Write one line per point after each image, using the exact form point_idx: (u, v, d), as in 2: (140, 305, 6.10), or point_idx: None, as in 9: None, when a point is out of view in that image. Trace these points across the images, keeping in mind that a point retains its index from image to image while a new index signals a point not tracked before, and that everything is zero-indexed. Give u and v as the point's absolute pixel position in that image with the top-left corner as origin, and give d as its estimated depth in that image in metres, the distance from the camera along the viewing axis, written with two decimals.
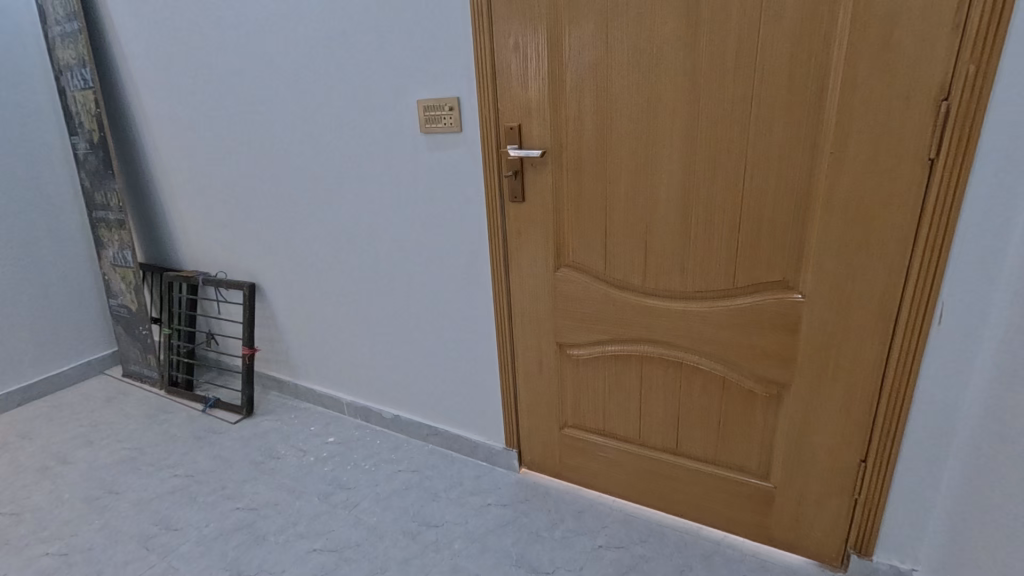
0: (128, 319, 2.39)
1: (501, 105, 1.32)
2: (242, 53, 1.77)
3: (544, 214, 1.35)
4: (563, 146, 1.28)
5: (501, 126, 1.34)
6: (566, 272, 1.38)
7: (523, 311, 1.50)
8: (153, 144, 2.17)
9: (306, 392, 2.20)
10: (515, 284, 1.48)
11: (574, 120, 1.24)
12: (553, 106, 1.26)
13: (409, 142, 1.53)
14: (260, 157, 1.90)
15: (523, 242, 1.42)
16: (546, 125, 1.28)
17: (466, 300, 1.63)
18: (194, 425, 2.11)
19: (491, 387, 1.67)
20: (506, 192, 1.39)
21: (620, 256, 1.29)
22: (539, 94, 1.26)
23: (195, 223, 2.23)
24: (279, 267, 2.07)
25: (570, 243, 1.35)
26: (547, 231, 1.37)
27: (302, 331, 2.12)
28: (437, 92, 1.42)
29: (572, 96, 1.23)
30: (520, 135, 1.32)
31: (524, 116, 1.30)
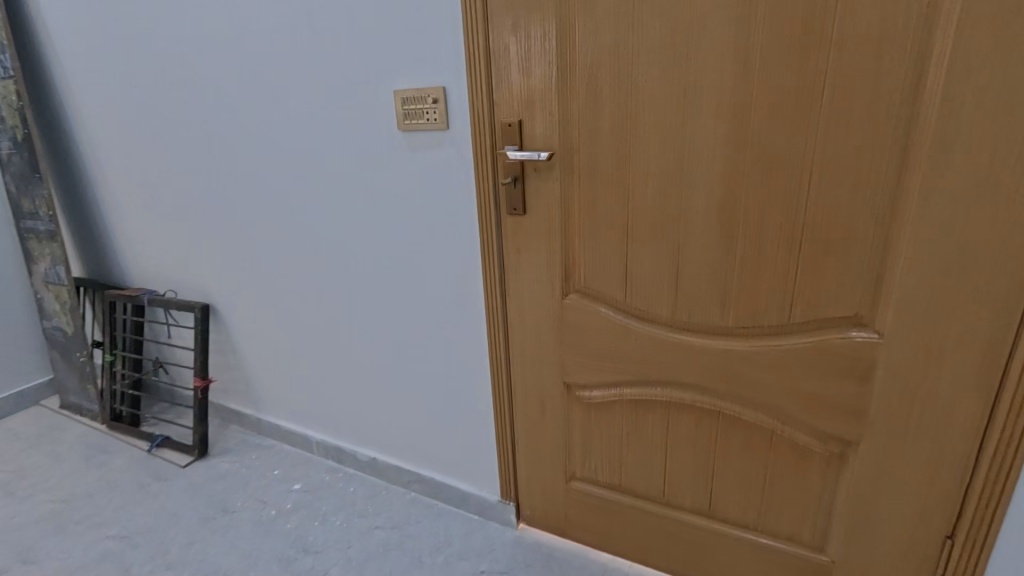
0: (65, 344, 2.09)
1: (497, 96, 1.08)
2: (187, 37, 1.50)
3: (549, 229, 1.11)
4: (573, 149, 1.04)
5: (496, 122, 1.09)
6: (576, 300, 1.14)
7: (523, 344, 1.25)
8: (92, 144, 1.89)
9: (270, 427, 1.92)
10: (514, 311, 1.24)
11: (587, 117, 1.00)
12: (561, 99, 1.02)
13: (385, 142, 1.28)
14: (212, 159, 1.63)
15: (523, 264, 1.17)
16: (553, 121, 1.04)
17: (454, 329, 1.38)
18: (137, 470, 1.82)
19: (484, 428, 1.42)
20: (503, 203, 1.15)
21: (644, 283, 1.05)
22: (543, 84, 1.02)
23: (141, 235, 1.95)
24: (237, 287, 1.80)
25: (581, 265, 1.11)
26: (553, 251, 1.13)
27: (264, 359, 1.85)
28: (417, 80, 1.17)
29: (584, 87, 0.99)
30: (520, 133, 1.08)
31: (525, 110, 1.06)
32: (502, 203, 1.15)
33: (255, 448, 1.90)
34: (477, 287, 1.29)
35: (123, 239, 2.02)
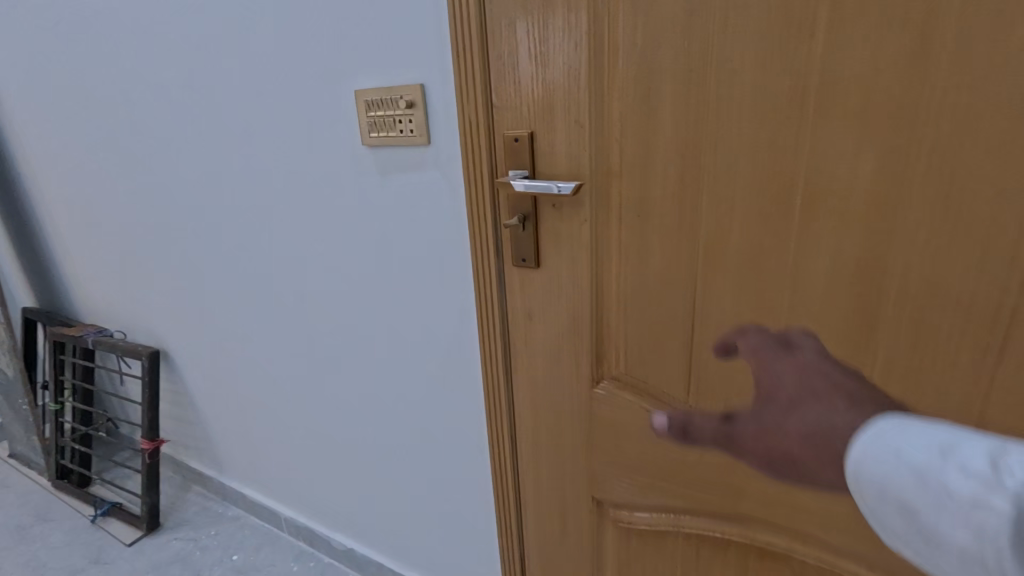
0: (12, 388, 1.83)
1: (498, 99, 0.73)
2: (115, 28, 1.20)
3: (573, 291, 0.76)
4: (610, 180, 0.69)
5: (497, 136, 0.75)
6: (611, 392, 0.79)
7: (534, 439, 0.90)
8: (34, 158, 1.61)
9: (235, 495, 1.60)
10: (521, 396, 0.89)
11: (635, 132, 0.65)
12: (595, 105, 0.67)
13: (352, 162, 0.95)
14: (157, 179, 1.33)
15: (535, 336, 0.83)
16: (582, 135, 0.69)
17: (449, 404, 1.06)
18: (74, 548, 1.52)
19: (485, 530, 1.12)
20: (509, 250, 0.80)
21: (717, 378, 0.69)
22: (568, 81, 0.67)
23: (88, 264, 1.66)
24: (193, 329, 1.49)
25: (621, 345, 0.76)
26: (580, 322, 0.78)
27: (227, 415, 1.54)
28: (384, 76, 0.83)
29: (633, 88, 0.64)
30: (533, 153, 0.73)
31: (539, 119, 0.71)
32: (507, 249, 0.80)
33: (216, 519, 1.59)
34: (473, 357, 0.97)
35: (71, 268, 1.73)
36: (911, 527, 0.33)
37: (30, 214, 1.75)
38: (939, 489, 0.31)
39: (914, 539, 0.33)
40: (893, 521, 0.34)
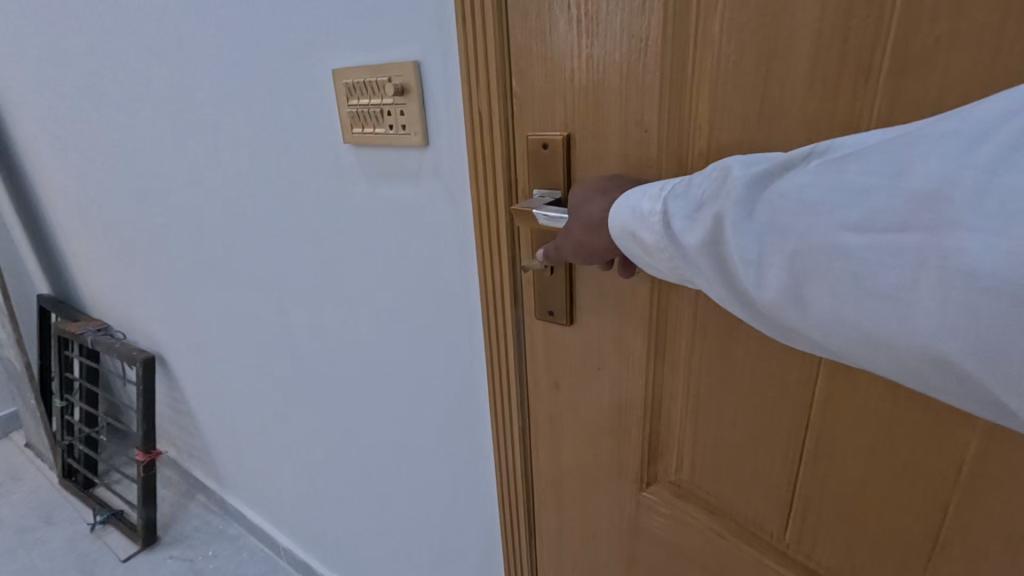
0: (19, 380, 1.76)
1: (520, 84, 0.50)
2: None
3: (620, 361, 0.54)
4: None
5: (519, 139, 0.52)
6: (666, 502, 0.56)
7: (558, 532, 0.69)
8: (30, 142, 1.50)
9: (235, 512, 1.48)
10: (541, 480, 0.68)
11: (735, 143, 0.41)
12: (669, 99, 0.43)
13: (338, 162, 0.74)
14: (142, 171, 1.17)
15: (563, 410, 0.61)
16: (645, 143, 0.45)
17: (458, 459, 0.86)
18: (70, 558, 1.44)
19: None
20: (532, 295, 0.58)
21: (836, 519, 0.46)
22: (628, 61, 0.43)
23: (88, 256, 1.55)
24: (188, 336, 1.35)
25: (685, 444, 0.53)
26: (627, 404, 0.56)
27: (224, 430, 1.40)
28: (367, 50, 0.60)
29: (738, 73, 0.39)
30: (570, 166, 0.50)
31: (581, 116, 0.48)
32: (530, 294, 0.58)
33: (216, 537, 1.48)
34: (486, 414, 0.77)
35: (74, 260, 1.62)
36: (624, 245, 0.42)
37: (35, 201, 1.64)
38: (638, 217, 0.40)
39: (630, 253, 0.42)
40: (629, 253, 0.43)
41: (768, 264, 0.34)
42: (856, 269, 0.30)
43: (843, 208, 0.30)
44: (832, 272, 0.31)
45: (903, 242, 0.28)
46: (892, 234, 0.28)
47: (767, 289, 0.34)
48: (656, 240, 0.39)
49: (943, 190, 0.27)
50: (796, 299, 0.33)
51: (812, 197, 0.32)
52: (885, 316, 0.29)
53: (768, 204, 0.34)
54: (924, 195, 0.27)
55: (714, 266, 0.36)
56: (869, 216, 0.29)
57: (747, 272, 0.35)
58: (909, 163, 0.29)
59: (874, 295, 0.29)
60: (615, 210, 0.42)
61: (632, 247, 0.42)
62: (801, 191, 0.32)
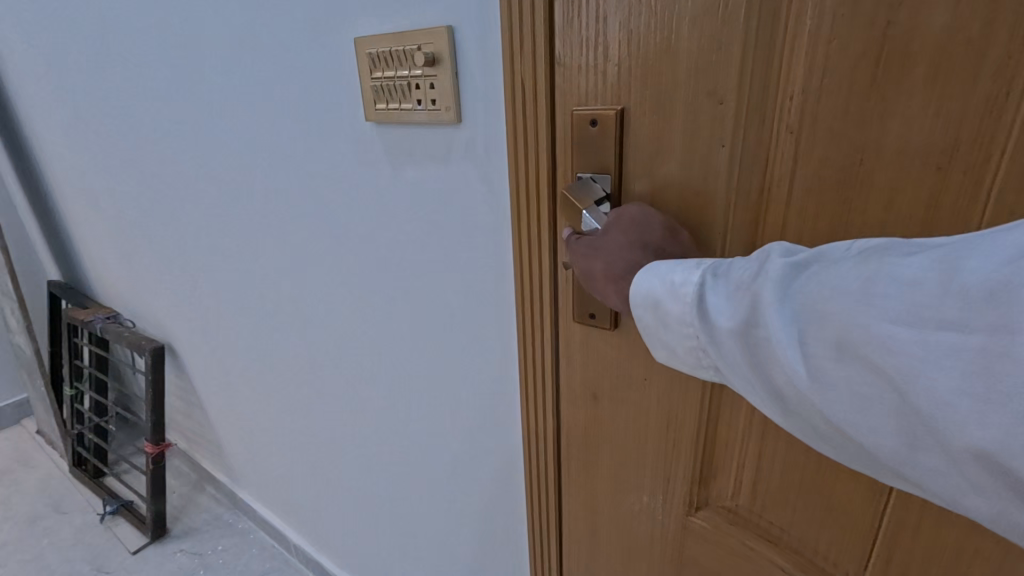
0: (29, 367, 1.73)
1: (566, 60, 0.45)
2: None
3: (673, 373, 0.49)
4: (767, 202, 0.40)
5: (564, 115, 0.47)
6: (717, 529, 0.52)
7: (591, 550, 0.64)
8: (38, 126, 1.46)
9: (246, 506, 1.45)
10: (573, 496, 0.63)
11: (836, 117, 0.35)
12: (754, 65, 0.37)
13: (358, 143, 0.69)
14: (152, 155, 1.13)
15: (604, 424, 0.56)
16: (719, 117, 0.39)
17: (481, 461, 0.82)
18: (80, 550, 1.42)
19: None
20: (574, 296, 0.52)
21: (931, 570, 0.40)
22: (705, 21, 0.37)
23: (98, 244, 1.52)
24: (197, 325, 1.32)
25: (749, 469, 0.48)
26: (679, 421, 0.50)
27: (234, 424, 1.37)
28: (392, 15, 0.54)
29: (848, 32, 0.33)
30: (623, 145, 0.44)
31: (639, 86, 0.42)
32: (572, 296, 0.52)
33: (226, 532, 1.45)
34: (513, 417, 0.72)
35: (85, 246, 1.59)
36: (641, 313, 0.40)
37: (46, 186, 1.61)
38: (668, 290, 0.38)
39: (650, 325, 0.40)
40: (649, 325, 0.40)
41: (807, 352, 0.31)
42: (900, 366, 0.27)
43: (889, 300, 0.28)
44: (873, 368, 0.29)
45: (960, 341, 0.26)
46: (945, 331, 0.26)
47: (798, 380, 0.32)
48: (684, 312, 0.37)
49: (1001, 291, 0.25)
50: (831, 394, 0.31)
51: (855, 286, 0.30)
52: (935, 421, 0.26)
53: (807, 289, 0.32)
54: (982, 295, 0.25)
55: (744, 350, 0.34)
56: (918, 311, 0.27)
57: (786, 362, 0.32)
58: (967, 257, 0.27)
59: (928, 401, 0.26)
60: (636, 280, 0.40)
61: (657, 322, 0.39)
62: (843, 281, 0.30)
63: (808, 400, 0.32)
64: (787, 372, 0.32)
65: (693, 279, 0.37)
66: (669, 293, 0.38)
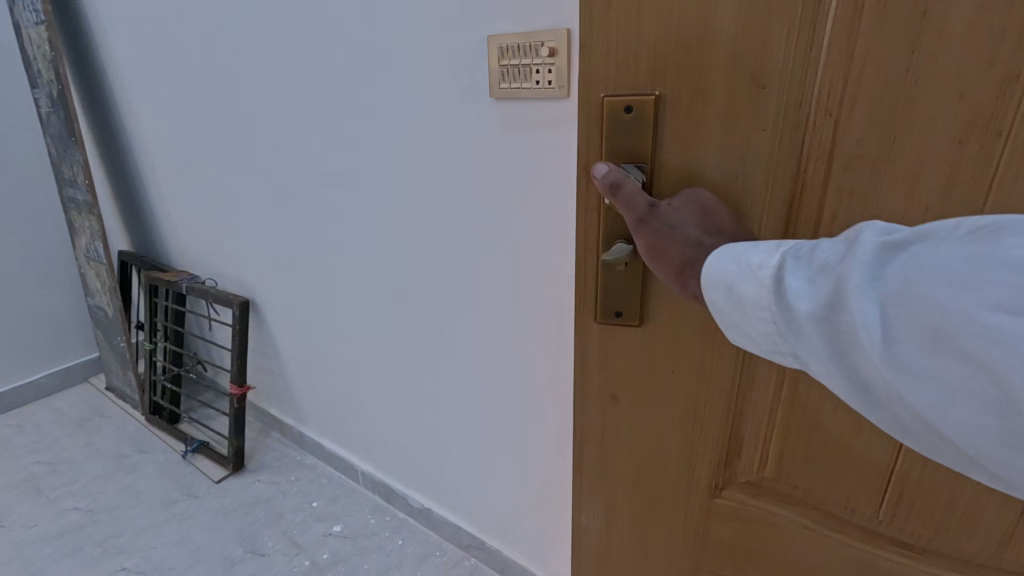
0: (107, 326, 1.92)
1: (615, 60, 0.52)
2: None
3: (704, 359, 0.59)
4: (806, 175, 0.48)
5: (589, 104, 0.55)
6: (742, 491, 0.64)
7: (630, 521, 0.71)
8: (132, 107, 1.65)
9: (313, 444, 1.65)
10: (599, 475, 0.71)
11: (871, 101, 0.44)
12: (795, 57, 0.45)
13: (470, 114, 0.89)
14: (256, 131, 1.33)
15: (625, 414, 0.66)
16: (760, 102, 0.47)
17: (535, 361, 1.03)
18: (169, 480, 1.61)
19: (557, 490, 1.11)
20: (604, 296, 0.61)
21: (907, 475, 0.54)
22: (748, 17, 0.45)
23: (181, 213, 1.72)
24: (280, 282, 1.51)
25: (775, 442, 0.59)
26: (707, 407, 0.61)
27: (308, 370, 1.57)
28: (525, 19, 0.76)
29: (881, 30, 0.42)
30: (659, 127, 0.52)
31: (676, 75, 0.49)
32: (603, 298, 0.61)
33: (295, 467, 1.64)
34: (566, 317, 0.95)
35: (165, 216, 1.78)
36: (713, 293, 0.46)
37: (128, 161, 1.79)
38: (744, 269, 0.43)
39: (723, 307, 0.45)
40: (720, 303, 0.46)
41: (893, 333, 0.35)
42: (1006, 359, 0.30)
43: (1002, 287, 0.31)
44: (970, 359, 0.32)
45: None
46: None
47: (873, 348, 0.36)
48: (758, 292, 0.42)
49: None
50: (914, 377, 0.35)
51: (956, 270, 0.33)
52: None
53: (900, 273, 0.35)
54: None
55: (824, 332, 0.38)
56: None
57: (869, 346, 0.36)
58: None
59: None
60: (711, 263, 0.46)
61: (731, 305, 0.44)
62: (945, 265, 0.33)
63: (886, 384, 0.36)
64: (868, 355, 0.36)
65: (774, 259, 0.42)
66: (752, 276, 0.43)
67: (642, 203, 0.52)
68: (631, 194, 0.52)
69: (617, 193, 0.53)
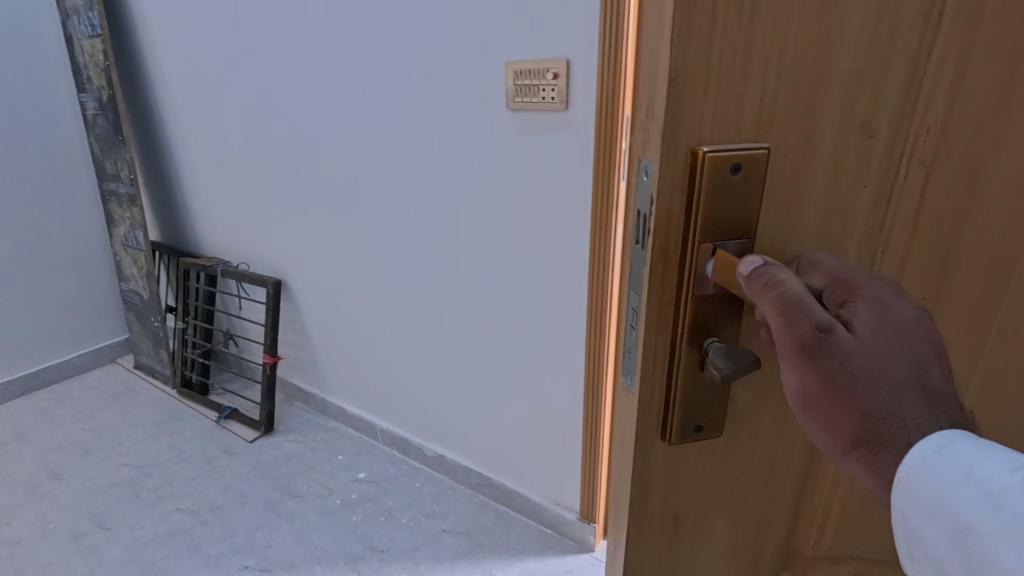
0: (141, 308, 2.11)
1: (721, 100, 0.34)
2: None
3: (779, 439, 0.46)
4: (893, 236, 0.41)
5: (671, 154, 0.35)
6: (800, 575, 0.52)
7: None
8: (168, 109, 1.86)
9: (334, 409, 1.86)
10: None
11: (965, 155, 0.39)
12: (904, 101, 0.37)
13: (487, 121, 1.14)
14: (288, 130, 1.55)
15: (683, 552, 0.47)
16: (866, 159, 0.38)
17: (535, 320, 1.26)
18: (206, 441, 1.80)
19: (553, 432, 1.34)
20: (687, 414, 0.41)
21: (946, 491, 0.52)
22: (871, 52, 0.34)
23: (212, 204, 1.92)
24: (306, 264, 1.72)
25: (826, 510, 0.50)
26: (776, 492, 0.48)
27: (330, 342, 1.78)
28: (534, 51, 1.03)
29: (987, 70, 0.37)
30: (763, 189, 0.37)
31: (783, 119, 0.35)
32: (685, 417, 0.41)
33: (318, 429, 1.85)
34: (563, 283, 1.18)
35: (197, 208, 1.98)
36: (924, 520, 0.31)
37: (162, 158, 1.98)
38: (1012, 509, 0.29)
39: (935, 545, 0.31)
40: (931, 535, 0.31)
41: None
42: None
43: None
44: None
45: None
46: None
47: None
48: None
49: None
50: None
51: None
52: None
53: None
54: None
55: None
56: None
57: None
58: None
59: None
60: (941, 476, 0.31)
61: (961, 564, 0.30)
62: None
63: None
64: None
65: None
66: None
67: (812, 323, 0.33)
68: (797, 305, 0.33)
69: (776, 298, 0.34)
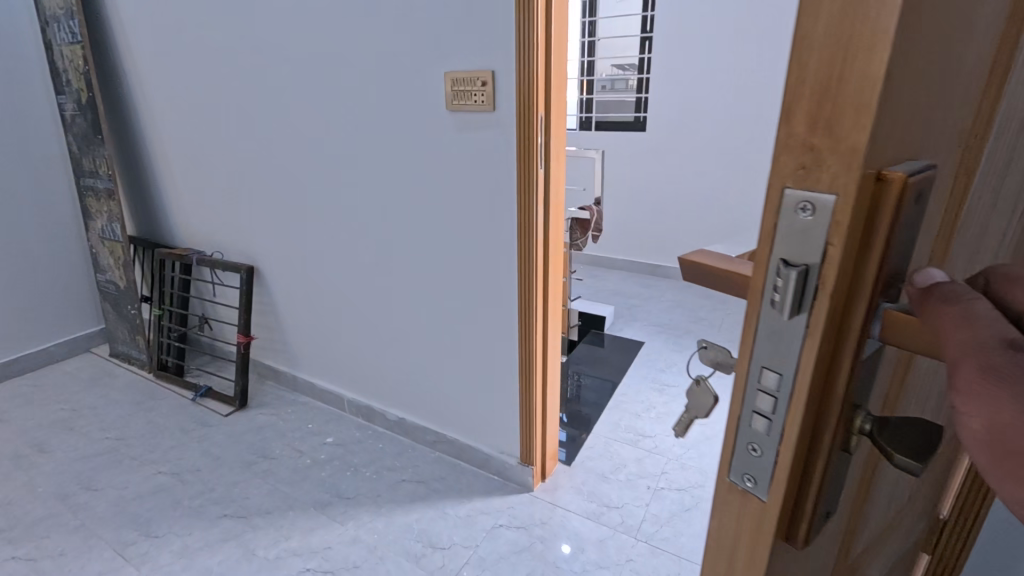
0: (117, 297, 2.24)
1: (900, 125, 0.29)
2: (234, 8, 1.59)
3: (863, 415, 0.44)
4: (939, 239, 0.43)
5: (865, 188, 0.28)
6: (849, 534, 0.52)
7: None
8: (145, 110, 2.00)
9: (304, 384, 2.03)
10: None
11: (976, 160, 0.44)
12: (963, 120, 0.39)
13: (432, 120, 1.35)
14: (255, 128, 1.71)
15: None
16: (946, 168, 0.39)
17: (478, 292, 1.47)
18: (183, 416, 1.95)
19: (496, 389, 1.55)
20: (819, 497, 0.37)
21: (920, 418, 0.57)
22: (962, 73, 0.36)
23: (186, 199, 2.07)
24: (275, 251, 1.89)
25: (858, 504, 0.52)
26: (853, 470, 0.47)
27: (300, 324, 1.95)
28: (468, 62, 1.24)
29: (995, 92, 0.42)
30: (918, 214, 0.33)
31: (924, 134, 0.33)
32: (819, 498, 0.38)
33: (290, 403, 2.02)
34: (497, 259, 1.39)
35: (172, 203, 2.13)
36: None
37: (138, 156, 2.12)
38: None
39: None
40: None
41: None
42: None
43: None
44: None
45: None
46: None
47: None
48: None
49: None
50: None
51: None
52: None
53: None
54: None
55: None
56: None
57: None
58: None
59: None
60: None
61: None
62: None
63: None
64: None
65: None
66: None
67: (1005, 339, 0.28)
68: (980, 322, 0.29)
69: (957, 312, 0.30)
